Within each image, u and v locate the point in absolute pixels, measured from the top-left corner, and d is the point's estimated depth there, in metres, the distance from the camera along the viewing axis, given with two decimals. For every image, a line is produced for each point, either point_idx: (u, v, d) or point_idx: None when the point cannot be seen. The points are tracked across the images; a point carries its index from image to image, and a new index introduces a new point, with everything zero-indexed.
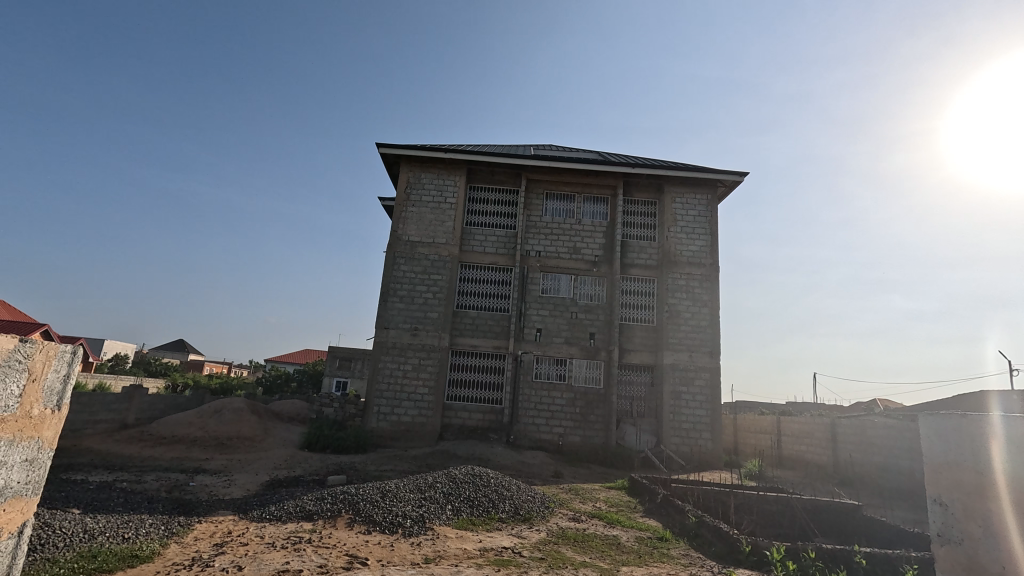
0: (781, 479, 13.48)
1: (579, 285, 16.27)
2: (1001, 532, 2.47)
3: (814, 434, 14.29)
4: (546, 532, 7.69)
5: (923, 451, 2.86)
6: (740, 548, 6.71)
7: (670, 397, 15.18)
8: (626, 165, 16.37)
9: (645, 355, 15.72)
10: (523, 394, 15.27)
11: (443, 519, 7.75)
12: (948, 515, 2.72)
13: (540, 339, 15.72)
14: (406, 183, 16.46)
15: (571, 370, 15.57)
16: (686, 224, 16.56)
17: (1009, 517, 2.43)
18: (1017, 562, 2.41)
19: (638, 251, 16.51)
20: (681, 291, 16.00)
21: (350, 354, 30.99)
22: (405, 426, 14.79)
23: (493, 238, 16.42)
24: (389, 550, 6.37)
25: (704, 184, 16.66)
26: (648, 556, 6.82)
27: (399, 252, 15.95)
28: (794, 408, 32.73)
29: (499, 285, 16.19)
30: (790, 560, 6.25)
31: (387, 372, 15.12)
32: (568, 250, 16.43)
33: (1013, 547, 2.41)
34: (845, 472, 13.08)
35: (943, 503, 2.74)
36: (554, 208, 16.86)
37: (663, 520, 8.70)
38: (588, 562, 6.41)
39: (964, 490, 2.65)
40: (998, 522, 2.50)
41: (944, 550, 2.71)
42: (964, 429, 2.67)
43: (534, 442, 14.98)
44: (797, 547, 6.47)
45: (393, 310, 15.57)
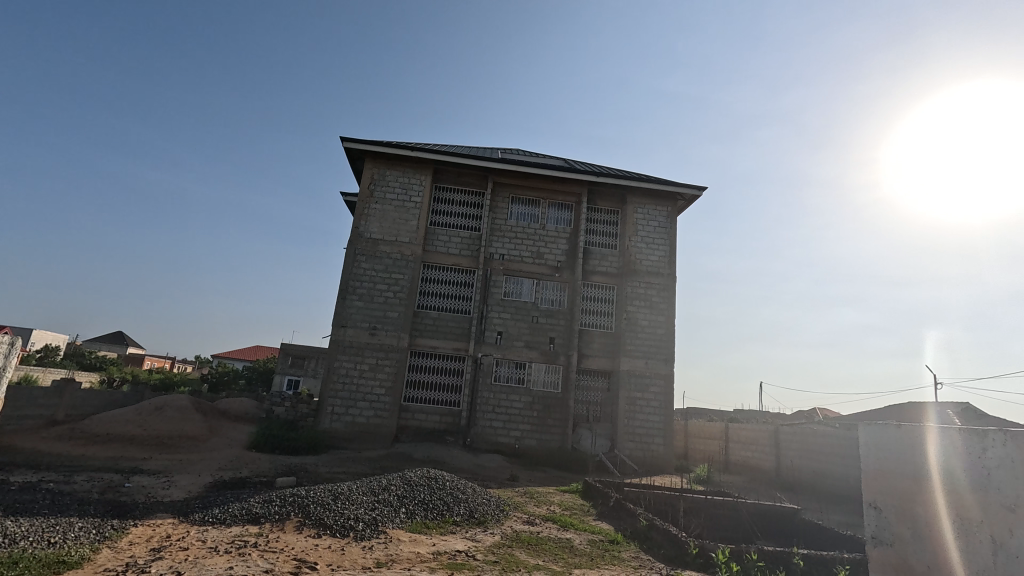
0: (727, 484, 14.06)
1: (540, 289, 16.41)
2: (929, 535, 2.68)
3: (759, 441, 14.95)
4: (500, 535, 7.72)
5: (861, 458, 3.05)
6: (688, 551, 6.94)
7: (626, 402, 15.53)
8: (591, 174, 16.76)
9: (603, 361, 15.99)
10: (482, 396, 15.26)
11: (396, 522, 7.64)
12: (881, 519, 2.91)
13: (500, 342, 15.75)
14: (370, 179, 16.20)
15: (530, 374, 15.69)
16: (648, 235, 17.02)
17: (943, 523, 2.62)
18: (941, 563, 2.61)
19: (600, 259, 16.79)
20: (640, 299, 16.42)
21: (304, 352, 30.14)
22: (360, 427, 14.51)
23: (457, 239, 16.35)
24: (340, 554, 6.22)
25: (666, 198, 17.17)
26: (600, 559, 6.97)
27: (361, 249, 15.66)
28: (743, 416, 33.98)
29: (461, 286, 16.11)
30: (734, 562, 6.52)
31: (342, 372, 14.78)
32: (531, 254, 16.57)
33: (941, 549, 2.61)
34: (786, 477, 13.74)
35: (878, 507, 2.93)
36: (519, 212, 16.95)
37: (615, 523, 8.90)
38: (540, 565, 6.47)
39: (903, 504, 2.80)
40: (925, 525, 2.71)
41: (878, 551, 2.90)
42: (898, 438, 2.87)
43: (491, 445, 14.97)
44: (741, 549, 6.76)
45: (351, 308, 15.25)
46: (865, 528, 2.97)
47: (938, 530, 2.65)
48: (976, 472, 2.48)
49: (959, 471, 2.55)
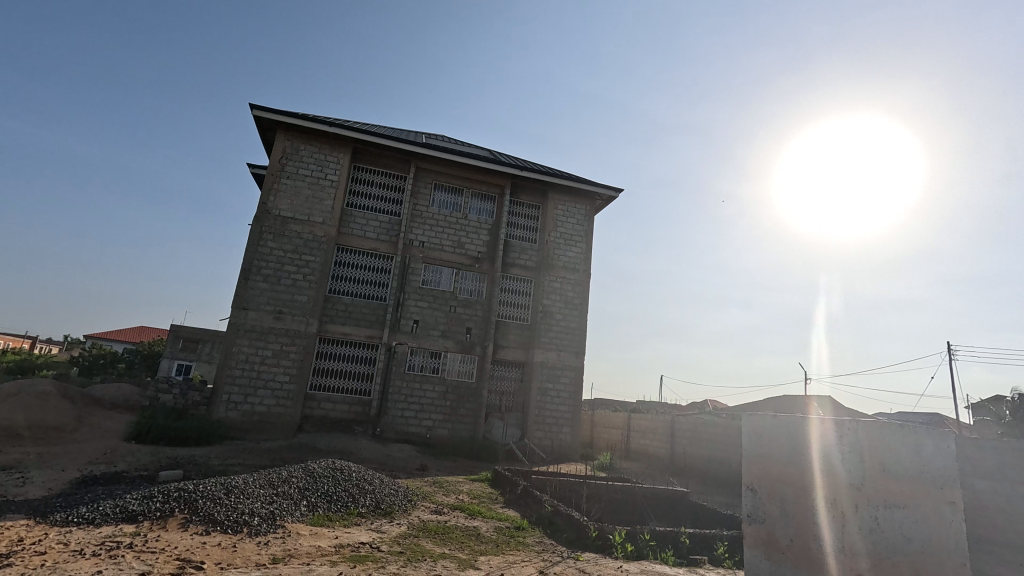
0: (626, 470, 14.97)
1: (459, 279, 16.32)
2: (793, 513, 3.01)
3: (656, 430, 16.06)
4: (406, 526, 7.62)
5: (744, 445, 3.37)
6: (588, 534, 7.29)
7: (537, 393, 15.95)
8: (515, 168, 16.90)
9: (518, 353, 16.29)
10: (394, 385, 14.92)
11: (296, 516, 7.28)
12: (756, 498, 3.24)
13: (416, 331, 15.48)
14: (282, 153, 15.14)
15: (445, 364, 15.60)
16: (566, 231, 17.51)
17: (806, 501, 2.96)
18: (800, 536, 2.95)
19: (520, 252, 17.01)
20: (555, 294, 16.89)
21: (197, 335, 27.66)
22: (259, 416, 13.62)
23: (375, 222, 15.79)
24: (231, 551, 5.80)
25: (585, 197, 17.75)
26: (505, 545, 7.12)
27: (268, 227, 14.62)
28: (644, 406, 36.31)
29: (377, 272, 15.60)
30: (628, 543, 6.97)
31: (241, 357, 13.77)
32: (452, 243, 16.42)
33: (801, 524, 2.95)
34: (678, 463, 14.90)
35: (754, 488, 3.26)
36: (441, 200, 16.70)
37: (521, 510, 9.14)
38: (446, 553, 6.48)
39: (774, 487, 3.14)
40: (790, 503, 3.05)
41: (752, 528, 3.23)
42: (774, 426, 3.20)
43: (401, 435, 14.71)
44: (635, 531, 7.24)
45: (255, 290, 14.21)
46: (743, 507, 3.29)
47: (801, 508, 2.99)
48: (834, 457, 2.86)
49: (820, 457, 2.92)
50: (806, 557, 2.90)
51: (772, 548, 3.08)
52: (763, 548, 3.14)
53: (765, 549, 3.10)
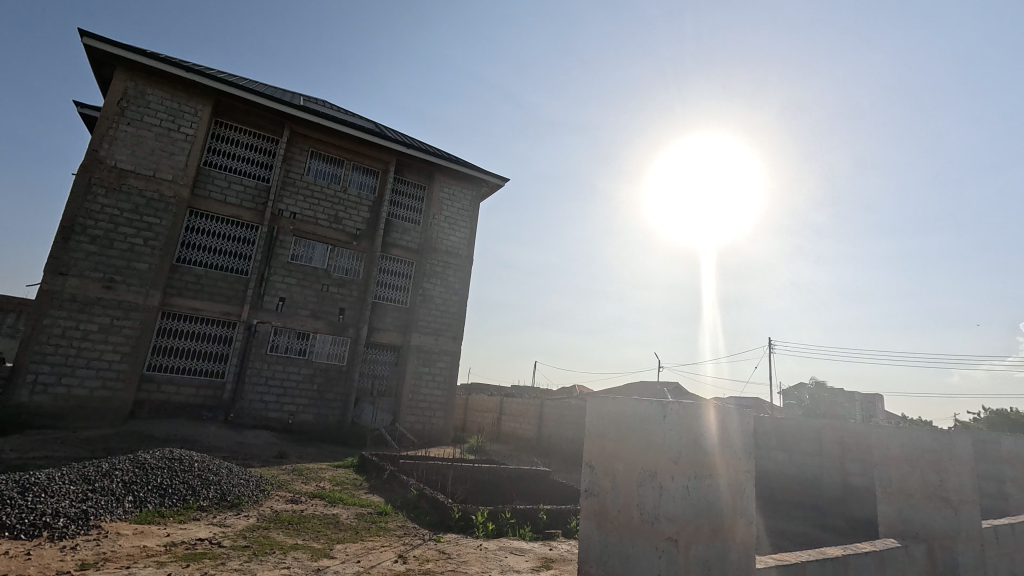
0: (496, 452, 15.41)
1: (334, 256, 15.36)
2: (624, 491, 2.59)
3: (526, 413, 16.76)
4: (255, 518, 7.03)
5: (585, 422, 2.91)
6: (451, 515, 7.36)
7: (412, 376, 15.70)
8: (401, 145, 16.27)
9: (393, 336, 15.84)
10: (253, 367, 13.64)
11: (117, 514, 6.32)
12: (592, 475, 2.80)
13: (282, 309, 14.29)
14: (121, 94, 12.91)
15: (313, 346, 14.63)
16: (451, 215, 17.34)
17: (638, 480, 2.53)
18: (630, 517, 2.53)
19: (402, 232, 16.48)
20: (436, 277, 16.69)
21: None
22: (78, 400, 11.59)
23: (238, 187, 14.19)
24: (22, 561, 4.85)
25: (471, 182, 17.72)
26: (365, 531, 6.90)
27: (99, 179, 12.40)
28: (518, 392, 37.68)
29: (238, 242, 14.07)
30: (490, 522, 7.20)
31: (55, 332, 11.57)
32: (328, 217, 15.37)
33: (632, 502, 2.53)
34: (544, 444, 15.72)
35: (591, 465, 2.82)
36: (318, 170, 15.52)
37: (386, 495, 8.95)
38: (299, 544, 6.09)
39: (607, 456, 2.73)
40: (622, 479, 2.62)
41: (588, 503, 2.80)
42: (613, 404, 2.75)
43: (259, 421, 13.54)
44: (497, 510, 7.50)
45: (77, 252, 12.00)
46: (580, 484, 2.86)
47: (631, 486, 2.56)
48: (656, 423, 2.49)
49: (645, 422, 2.56)
50: (630, 532, 2.52)
51: (604, 526, 2.64)
52: (595, 526, 2.71)
53: (597, 525, 2.68)
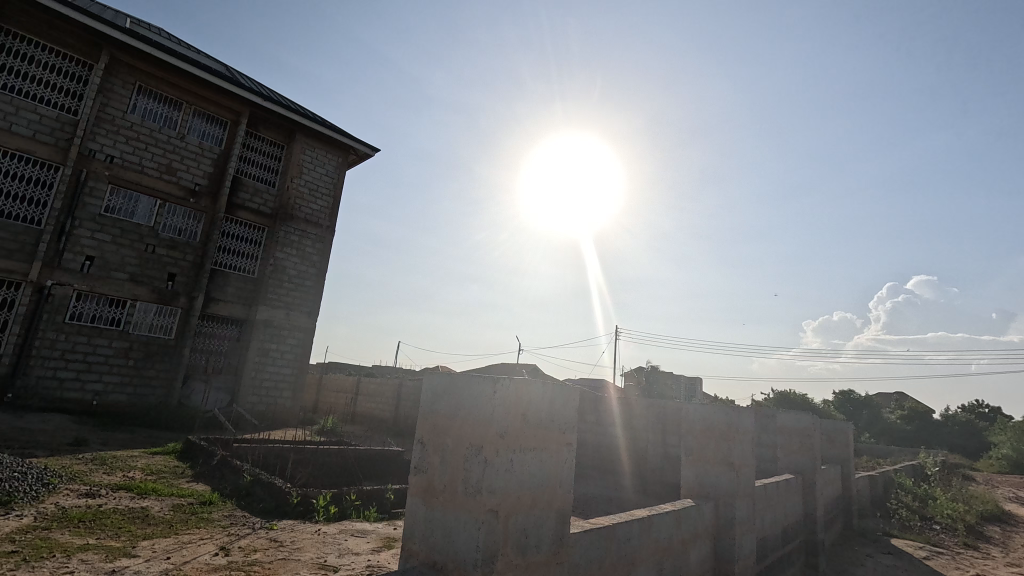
0: (348, 434, 14.77)
1: (164, 213, 13.19)
2: (453, 473, 2.19)
3: (383, 393, 16.33)
4: (32, 517, 5.78)
5: (422, 394, 2.42)
6: (288, 501, 6.85)
7: (256, 353, 14.25)
8: (256, 95, 14.49)
9: (235, 308, 14.17)
10: (43, 338, 11.22)
11: None
12: (423, 452, 2.35)
13: (89, 271, 11.92)
14: None
15: (130, 315, 12.49)
16: (311, 180, 15.91)
17: (465, 462, 2.16)
18: (455, 500, 2.16)
19: (252, 193, 14.72)
20: (291, 247, 15.23)
21: None
22: None
23: (30, 115, 11.45)
24: None
25: (337, 147, 16.43)
26: (181, 524, 6.08)
27: None
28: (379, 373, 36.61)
29: (27, 184, 11.37)
30: (332, 505, 6.87)
31: None
32: (157, 166, 13.12)
33: (458, 485, 2.16)
34: (401, 424, 15.47)
35: (423, 442, 2.36)
36: (147, 109, 13.14)
37: (213, 483, 8.01)
38: (91, 544, 5.14)
39: (437, 427, 2.32)
40: (452, 460, 2.22)
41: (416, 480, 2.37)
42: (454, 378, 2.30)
43: (50, 403, 11.23)
44: (341, 492, 7.19)
45: None
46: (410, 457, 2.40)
47: (460, 469, 2.18)
48: (486, 393, 2.16)
49: (477, 389, 2.20)
50: (454, 508, 2.15)
51: (428, 508, 2.25)
52: (419, 506, 2.30)
53: (422, 502, 2.26)
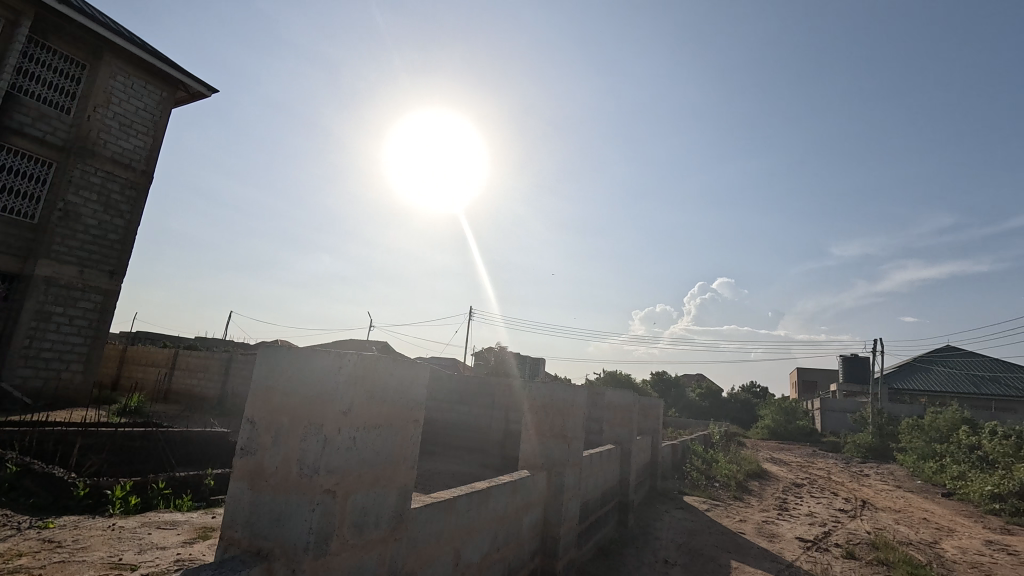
0: (159, 414, 12.80)
1: None
2: (288, 455, 1.98)
3: (208, 368, 14.48)
4: None
5: (254, 369, 2.11)
6: (71, 494, 5.69)
7: (32, 317, 11.34)
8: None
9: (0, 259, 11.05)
10: None
11: None
12: (252, 435, 2.08)
13: None
14: None
15: None
16: (123, 114, 12.85)
17: (302, 444, 1.97)
18: (288, 483, 1.96)
19: (33, 117, 11.46)
20: (87, 192, 12.18)
21: None
22: None
23: None
24: None
25: (163, 79, 13.49)
26: None
27: None
28: (204, 345, 32.40)
29: None
30: (133, 495, 5.93)
31: None
32: None
33: (293, 467, 1.97)
34: (228, 403, 13.87)
35: (253, 422, 2.08)
36: None
37: None
38: None
39: (268, 403, 2.06)
40: (287, 442, 2.00)
41: (240, 465, 2.08)
42: (293, 355, 2.05)
43: None
44: (146, 480, 6.24)
45: None
46: (234, 440, 2.10)
47: (296, 451, 1.98)
48: (330, 368, 2.01)
49: (318, 364, 2.02)
50: (285, 490, 1.96)
51: (255, 494, 2.01)
52: (243, 493, 2.04)
53: (248, 486, 2.02)
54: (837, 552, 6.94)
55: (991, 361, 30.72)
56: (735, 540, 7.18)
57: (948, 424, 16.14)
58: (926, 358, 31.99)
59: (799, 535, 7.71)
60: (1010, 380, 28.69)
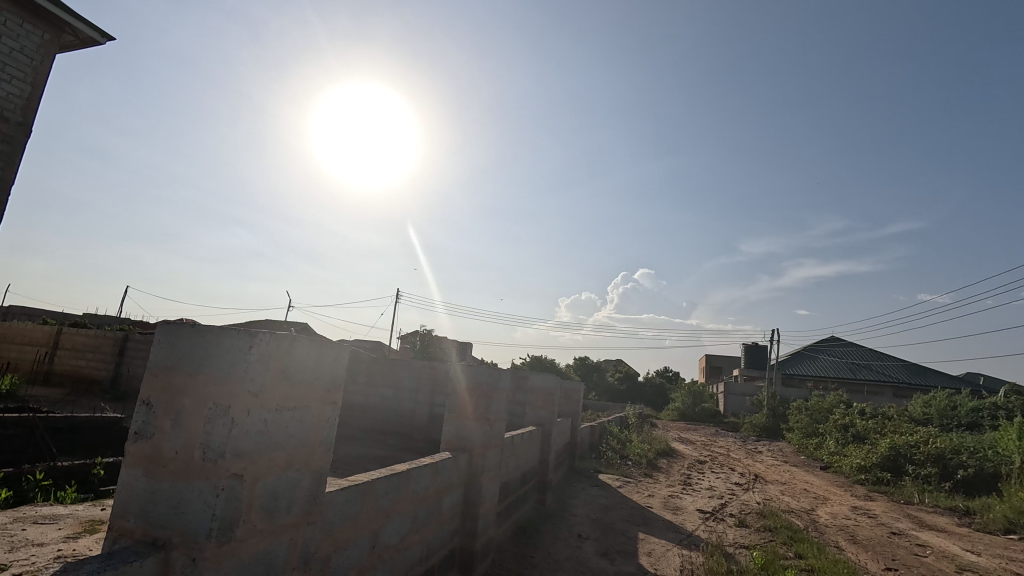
0: (38, 398, 11.45)
1: None
2: (190, 438, 1.86)
3: (99, 348, 13.12)
4: None
5: (150, 348, 1.95)
6: None
7: None
8: None
9: None
10: None
11: None
12: (149, 417, 1.92)
13: None
14: None
15: None
16: None
17: (206, 428, 1.86)
18: (189, 468, 1.84)
19: None
20: None
21: None
22: None
23: None
24: None
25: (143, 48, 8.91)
26: None
27: None
28: (93, 322, 29.14)
29: None
30: (4, 488, 5.27)
31: None
32: None
33: (195, 451, 1.85)
34: (122, 387, 12.67)
35: (150, 404, 1.93)
36: None
37: None
38: None
39: (169, 383, 1.91)
40: (190, 425, 1.88)
41: (134, 450, 1.92)
42: (198, 335, 1.91)
43: None
44: (20, 472, 5.57)
45: None
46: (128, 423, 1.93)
47: (200, 435, 1.86)
48: (239, 348, 1.91)
49: (226, 342, 1.90)
50: (186, 476, 1.84)
51: (151, 480, 1.87)
52: (138, 479, 1.89)
53: (143, 472, 1.87)
54: (731, 521, 7.63)
55: (865, 350, 34.86)
56: (643, 514, 7.69)
57: (828, 405, 18.21)
58: (813, 347, 35.70)
59: (699, 507, 8.39)
60: (879, 367, 32.76)
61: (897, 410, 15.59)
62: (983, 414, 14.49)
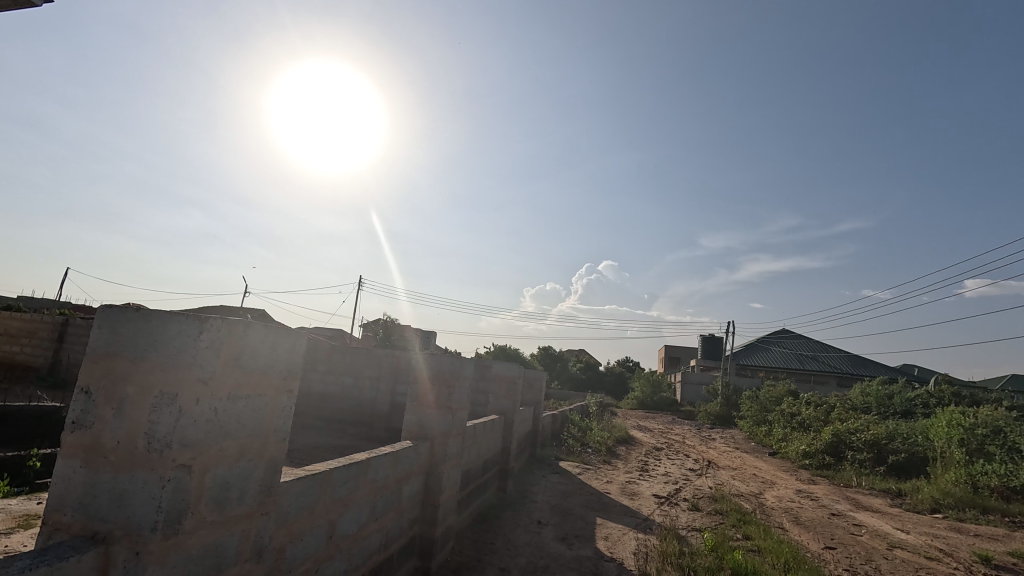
0: None
1: None
2: (134, 427, 1.77)
3: (35, 333, 12.32)
4: None
5: (89, 335, 1.83)
6: None
7: None
8: None
9: None
10: None
11: None
12: (87, 406, 1.81)
13: None
14: None
15: None
16: None
17: (152, 417, 1.78)
18: (132, 459, 1.76)
19: None
20: None
21: None
22: None
23: None
24: None
25: None
26: None
27: None
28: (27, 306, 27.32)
29: None
30: None
31: None
32: None
33: (139, 440, 1.76)
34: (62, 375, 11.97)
35: (89, 392, 1.81)
36: None
37: None
38: None
39: (110, 370, 1.81)
40: (134, 415, 1.79)
41: (71, 440, 1.81)
42: (142, 321, 1.81)
43: None
44: None
45: None
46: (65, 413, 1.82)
47: (145, 423, 1.78)
48: (188, 335, 1.84)
49: (173, 329, 1.82)
50: (129, 467, 1.76)
51: (90, 471, 1.77)
52: (76, 470, 1.79)
53: (81, 463, 1.77)
54: (684, 505, 7.92)
55: (812, 342, 36.73)
56: (601, 500, 7.89)
57: (777, 395, 19.10)
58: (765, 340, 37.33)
59: (655, 492, 8.67)
60: (824, 358, 34.59)
61: (839, 399, 16.53)
62: (915, 402, 15.54)
